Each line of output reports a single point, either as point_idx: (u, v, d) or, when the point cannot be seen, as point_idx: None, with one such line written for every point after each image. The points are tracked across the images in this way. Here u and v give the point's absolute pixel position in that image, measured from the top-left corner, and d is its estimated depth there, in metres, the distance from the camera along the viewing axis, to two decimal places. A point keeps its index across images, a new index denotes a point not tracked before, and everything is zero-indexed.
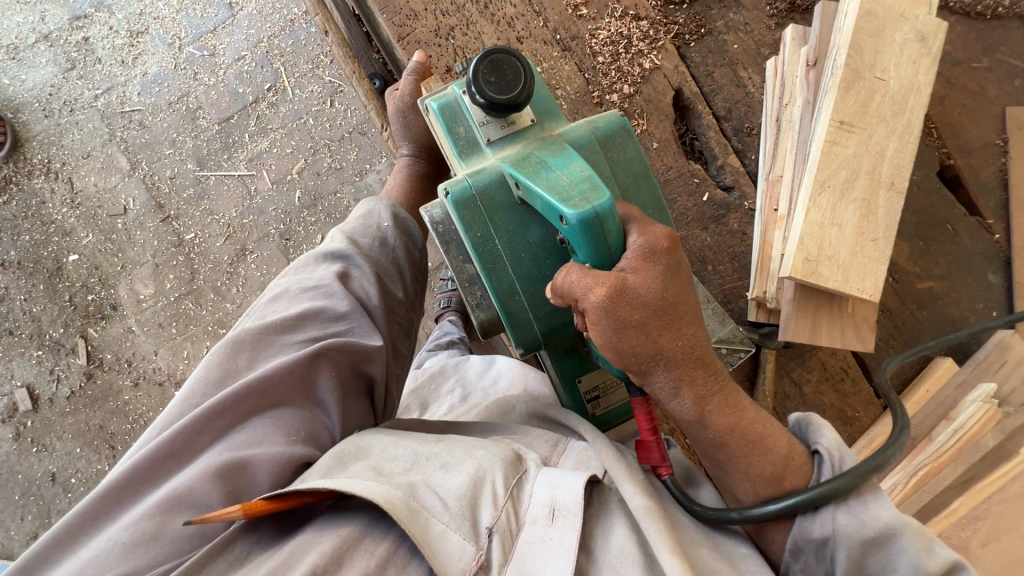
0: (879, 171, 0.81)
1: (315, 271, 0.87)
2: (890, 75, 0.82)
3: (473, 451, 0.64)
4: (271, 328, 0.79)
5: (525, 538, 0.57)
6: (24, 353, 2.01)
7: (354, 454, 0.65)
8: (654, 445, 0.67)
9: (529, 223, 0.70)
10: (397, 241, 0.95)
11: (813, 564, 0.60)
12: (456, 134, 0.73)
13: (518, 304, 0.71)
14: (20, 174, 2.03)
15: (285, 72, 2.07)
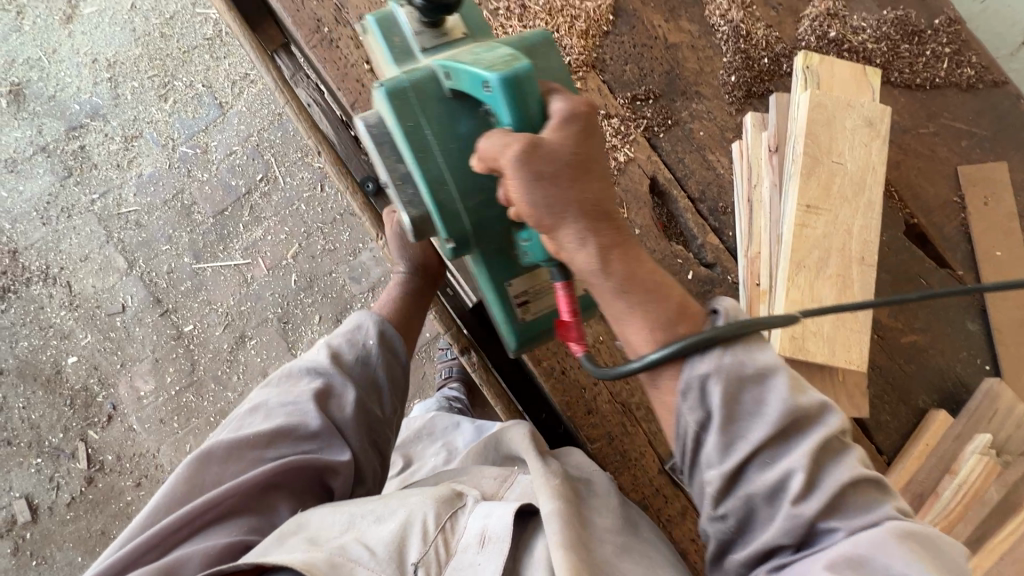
0: (849, 247, 0.86)
1: (296, 385, 0.89)
2: (845, 159, 0.88)
3: (406, 500, 0.69)
4: (241, 442, 0.82)
5: (455, 565, 0.62)
6: (22, 462, 1.98)
7: (298, 529, 0.70)
8: (571, 326, 0.67)
9: (458, 116, 0.69)
10: (381, 363, 0.94)
11: (699, 404, 0.56)
12: (391, 43, 0.74)
13: (448, 195, 0.70)
14: (18, 282, 2.05)
15: (275, 162, 2.15)
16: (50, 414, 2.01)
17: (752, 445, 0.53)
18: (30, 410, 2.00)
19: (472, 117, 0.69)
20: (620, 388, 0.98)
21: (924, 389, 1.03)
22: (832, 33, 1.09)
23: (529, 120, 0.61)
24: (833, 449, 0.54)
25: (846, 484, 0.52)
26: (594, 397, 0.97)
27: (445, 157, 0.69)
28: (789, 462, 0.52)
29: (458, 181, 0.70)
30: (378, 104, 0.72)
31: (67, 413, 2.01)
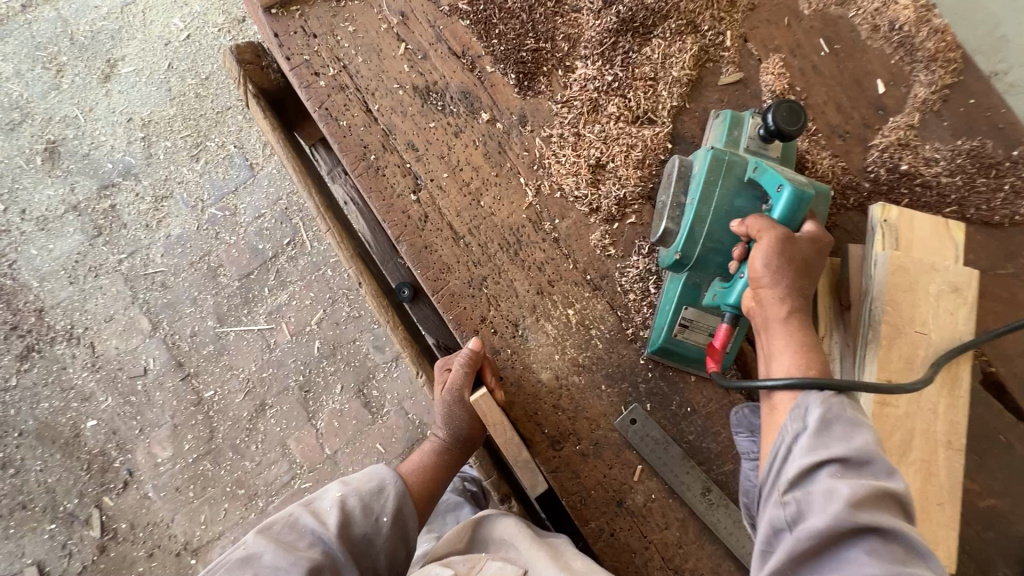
0: (935, 429, 0.79)
1: (296, 548, 0.81)
2: (929, 328, 0.82)
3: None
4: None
5: None
6: (35, 527, 1.94)
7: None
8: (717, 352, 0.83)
9: (745, 197, 0.86)
10: (387, 542, 0.88)
11: (799, 420, 0.68)
12: (731, 133, 0.94)
13: (702, 229, 0.86)
14: (42, 341, 2.04)
15: (304, 226, 2.13)
16: (66, 479, 1.97)
17: (828, 456, 0.61)
18: (46, 473, 1.97)
19: (750, 200, 0.86)
20: (672, 551, 0.91)
21: (1004, 560, 0.95)
22: (904, 165, 1.02)
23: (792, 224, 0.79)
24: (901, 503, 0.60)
25: (896, 532, 0.56)
26: (645, 562, 0.90)
27: (716, 209, 0.85)
28: (850, 487, 0.59)
29: (712, 228, 0.86)
30: (699, 157, 0.91)
31: (84, 477, 1.98)
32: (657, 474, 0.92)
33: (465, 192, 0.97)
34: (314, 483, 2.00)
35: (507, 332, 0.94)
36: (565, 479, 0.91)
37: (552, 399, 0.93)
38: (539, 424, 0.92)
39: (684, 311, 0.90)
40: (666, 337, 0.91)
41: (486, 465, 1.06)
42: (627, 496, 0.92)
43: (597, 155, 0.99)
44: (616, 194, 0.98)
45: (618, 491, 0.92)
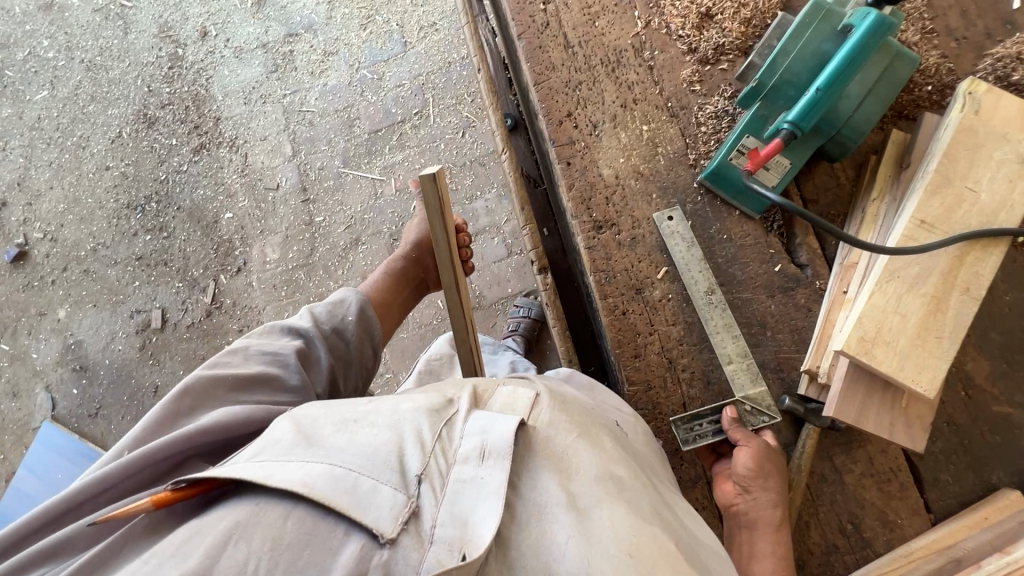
0: (955, 273, 0.84)
1: (276, 339, 0.92)
2: (980, 188, 0.85)
3: (397, 408, 0.65)
4: (225, 376, 0.82)
5: (455, 476, 0.59)
6: (168, 282, 2.42)
7: (284, 423, 0.63)
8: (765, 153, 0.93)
9: (834, 43, 0.92)
10: (358, 323, 1.01)
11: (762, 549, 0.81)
12: None
13: (783, 61, 0.93)
14: (212, 142, 2.51)
15: (432, 102, 2.41)
16: (199, 252, 2.43)
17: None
18: (187, 244, 2.44)
19: (837, 43, 0.91)
20: (673, 346, 1.02)
21: (1003, 466, 0.95)
22: (1015, 77, 1.03)
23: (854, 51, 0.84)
24: None
25: None
26: (646, 344, 1.02)
27: (799, 44, 0.92)
28: None
29: (791, 63, 0.93)
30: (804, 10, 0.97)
31: (211, 255, 2.43)
32: (678, 280, 1.04)
33: (585, 13, 1.14)
34: None
35: (586, 130, 1.10)
36: (598, 257, 1.05)
37: (607, 192, 1.08)
38: (589, 208, 1.07)
39: (746, 139, 0.99)
40: (722, 160, 1.01)
41: (536, 241, 1.19)
42: (647, 288, 1.04)
43: (708, 5, 1.10)
44: (716, 40, 1.09)
45: (640, 282, 1.04)
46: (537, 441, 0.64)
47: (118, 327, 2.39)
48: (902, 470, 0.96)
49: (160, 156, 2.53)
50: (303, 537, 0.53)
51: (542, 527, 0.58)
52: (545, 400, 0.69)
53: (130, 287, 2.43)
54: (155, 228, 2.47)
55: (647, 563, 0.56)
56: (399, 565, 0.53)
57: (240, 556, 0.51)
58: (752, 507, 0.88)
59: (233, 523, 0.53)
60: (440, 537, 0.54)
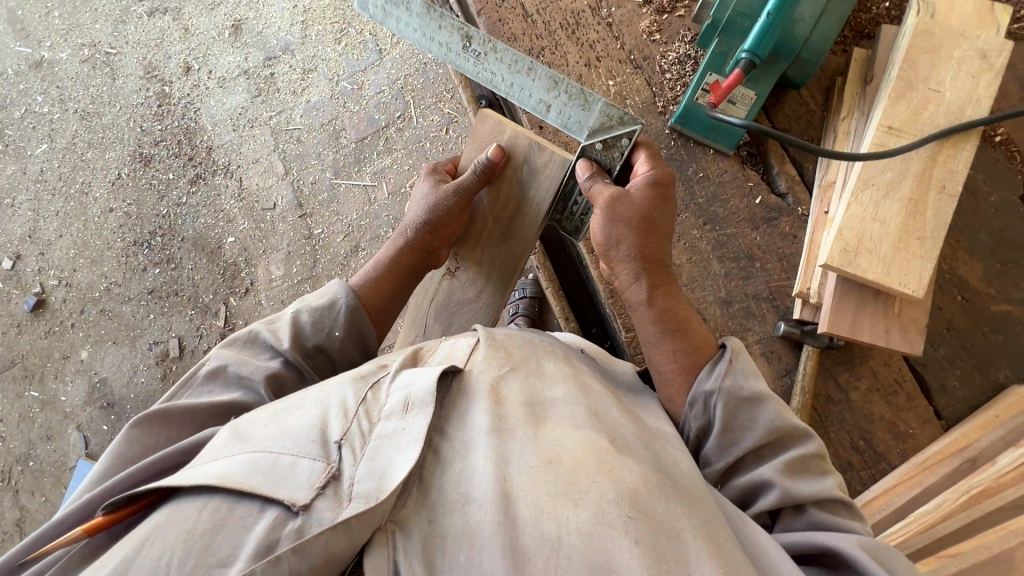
0: (930, 173, 0.84)
1: (255, 359, 0.87)
2: (945, 87, 0.86)
3: (325, 390, 0.71)
4: (200, 408, 0.79)
5: (376, 436, 0.63)
6: (181, 310, 2.49)
7: (223, 432, 0.67)
8: (726, 84, 0.93)
9: None
10: (344, 339, 0.94)
11: (702, 413, 0.73)
12: None
13: None
14: (207, 172, 2.58)
15: (413, 104, 2.46)
16: (207, 278, 2.50)
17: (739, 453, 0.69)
18: (195, 272, 2.51)
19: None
20: None
21: (1008, 364, 0.95)
22: None
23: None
24: (809, 470, 0.66)
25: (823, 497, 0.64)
26: None
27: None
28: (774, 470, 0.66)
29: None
30: None
31: (218, 280, 2.49)
32: None
33: None
34: None
35: None
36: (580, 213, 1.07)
37: None
38: None
39: (710, 77, 1.00)
40: (689, 101, 1.02)
41: None
42: None
43: None
44: None
45: None
46: (470, 380, 0.71)
47: (139, 361, 2.47)
48: (907, 380, 0.96)
49: (159, 192, 2.60)
50: (215, 525, 0.54)
51: (468, 460, 0.61)
52: (481, 343, 0.78)
53: (145, 320, 2.50)
54: (163, 261, 2.54)
55: (567, 465, 0.59)
56: (312, 526, 0.54)
57: (155, 554, 0.52)
58: (628, 285, 0.87)
59: (152, 528, 0.55)
60: (358, 492, 0.56)
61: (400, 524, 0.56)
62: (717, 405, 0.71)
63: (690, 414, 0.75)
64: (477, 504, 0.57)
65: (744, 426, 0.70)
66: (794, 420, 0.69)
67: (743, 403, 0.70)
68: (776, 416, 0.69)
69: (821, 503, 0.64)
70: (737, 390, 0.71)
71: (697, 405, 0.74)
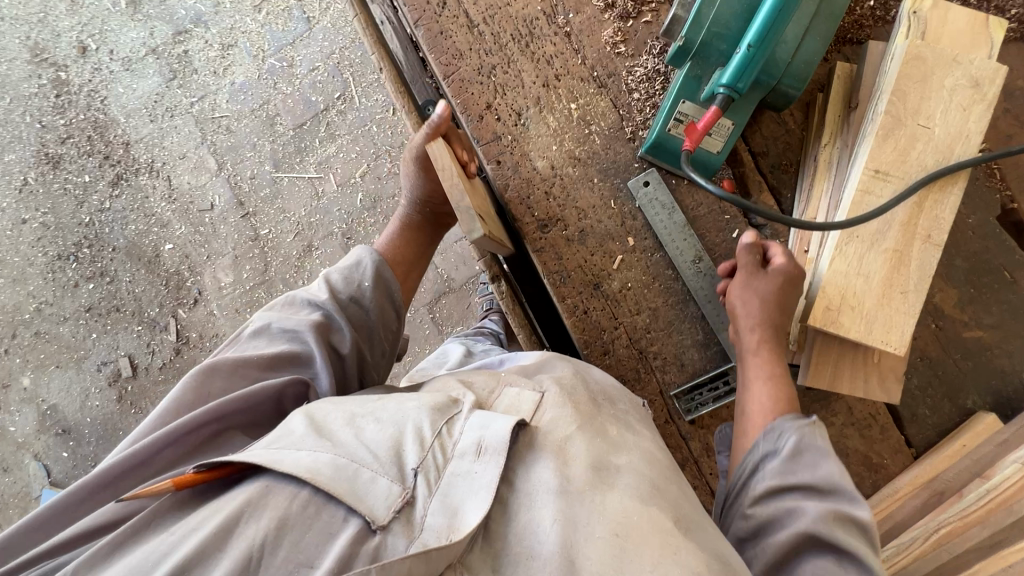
0: (915, 221, 0.79)
1: (296, 313, 0.88)
2: (935, 123, 0.79)
3: (403, 405, 0.65)
4: (246, 359, 0.80)
5: (450, 470, 0.59)
6: (127, 327, 2.30)
7: (299, 416, 0.64)
8: (700, 130, 0.84)
9: None
10: (376, 288, 0.93)
11: (771, 443, 0.70)
12: None
13: (712, 9, 0.83)
14: (129, 171, 2.31)
15: (353, 82, 2.22)
16: (149, 290, 2.30)
17: (794, 484, 0.64)
18: (135, 285, 2.30)
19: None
20: (641, 335, 0.98)
21: (976, 389, 0.96)
22: None
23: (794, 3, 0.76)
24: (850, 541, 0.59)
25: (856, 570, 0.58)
26: (613, 340, 0.98)
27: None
28: (816, 511, 0.61)
29: (720, 11, 0.83)
30: None
31: (163, 291, 2.29)
32: (636, 266, 0.98)
33: None
34: None
35: (511, 120, 0.99)
36: (548, 259, 0.99)
37: (545, 186, 0.99)
38: (530, 207, 0.99)
39: (682, 105, 0.90)
40: (660, 131, 0.92)
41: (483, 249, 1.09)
42: (605, 281, 0.99)
43: None
44: None
45: (596, 275, 0.99)
46: (539, 435, 0.65)
47: (89, 383, 2.31)
48: (881, 412, 0.97)
49: (75, 197, 2.33)
50: (304, 521, 0.52)
51: (533, 513, 0.58)
52: (549, 400, 0.70)
53: (88, 340, 2.32)
54: (96, 275, 2.32)
55: (633, 541, 0.55)
56: (387, 552, 0.52)
57: (252, 534, 0.51)
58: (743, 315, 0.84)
59: (244, 501, 0.54)
60: (430, 525, 0.53)
61: (468, 567, 0.54)
62: (788, 440, 0.69)
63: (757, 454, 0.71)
64: (540, 561, 0.54)
65: (807, 465, 0.66)
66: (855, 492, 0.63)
67: (815, 452, 0.66)
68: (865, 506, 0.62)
69: None
70: (814, 440, 0.68)
71: (771, 434, 0.71)
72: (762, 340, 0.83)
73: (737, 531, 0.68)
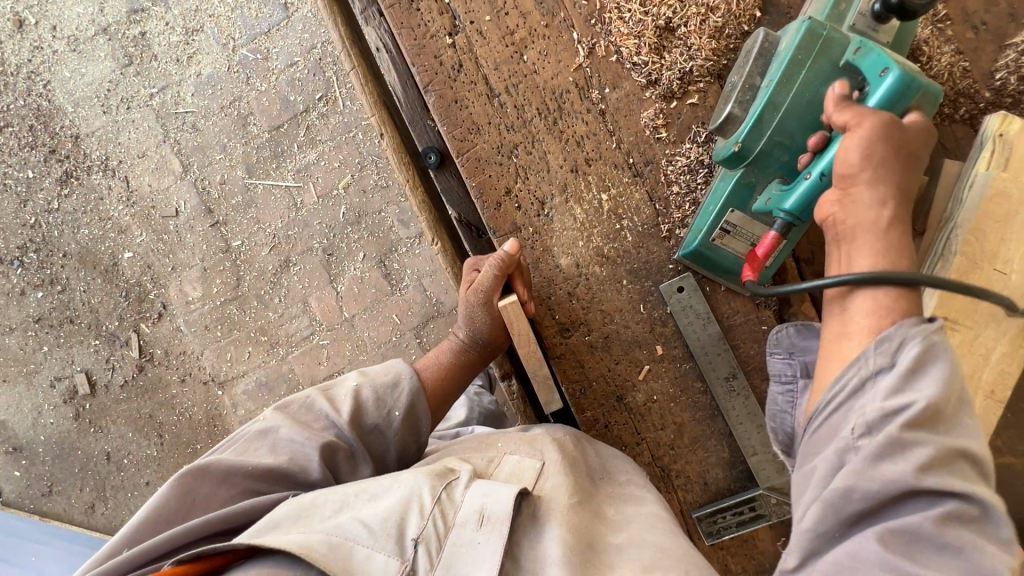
0: (978, 375, 0.72)
1: (312, 427, 0.77)
2: (1012, 268, 0.71)
3: (398, 476, 0.66)
4: (240, 470, 0.71)
5: (452, 541, 0.60)
6: (83, 341, 2.11)
7: (286, 504, 0.65)
8: (760, 258, 0.75)
9: (832, 87, 0.71)
10: (402, 420, 0.81)
11: (885, 355, 0.61)
12: (835, 4, 0.75)
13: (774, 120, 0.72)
14: (79, 168, 2.06)
15: (337, 82, 1.99)
16: (107, 302, 2.09)
17: (909, 403, 0.55)
18: (90, 295, 2.09)
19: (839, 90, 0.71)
20: (664, 452, 0.91)
21: None
22: None
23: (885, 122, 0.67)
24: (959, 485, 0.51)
25: (956, 510, 0.50)
26: (634, 456, 0.91)
27: (798, 93, 0.71)
28: (926, 448, 0.53)
29: (785, 119, 0.72)
30: (789, 28, 0.73)
31: (122, 303, 2.09)
32: (663, 377, 0.90)
33: (507, 43, 0.85)
34: (332, 342, 2.04)
35: (532, 209, 0.87)
36: (568, 367, 0.89)
37: (568, 286, 0.88)
38: (551, 309, 0.89)
39: (729, 215, 0.80)
40: (702, 241, 0.82)
41: None
42: (628, 393, 0.90)
43: (667, 15, 0.83)
44: (681, 65, 0.84)
45: (619, 387, 0.90)
46: (542, 504, 0.66)
47: (42, 400, 2.13)
48: None
49: (20, 195, 2.09)
50: None
51: None
52: (551, 468, 0.71)
53: (39, 354, 2.13)
54: (46, 283, 2.10)
55: None
56: None
57: None
58: (847, 209, 0.68)
59: None
60: None
61: None
62: (908, 352, 0.59)
63: (868, 391, 0.60)
64: None
65: (930, 381, 0.56)
66: (970, 442, 0.54)
67: (942, 368, 0.57)
68: (981, 447, 0.55)
69: (941, 532, 0.50)
70: (941, 353, 0.58)
71: (884, 344, 0.62)
72: (871, 241, 0.67)
73: (845, 480, 0.55)
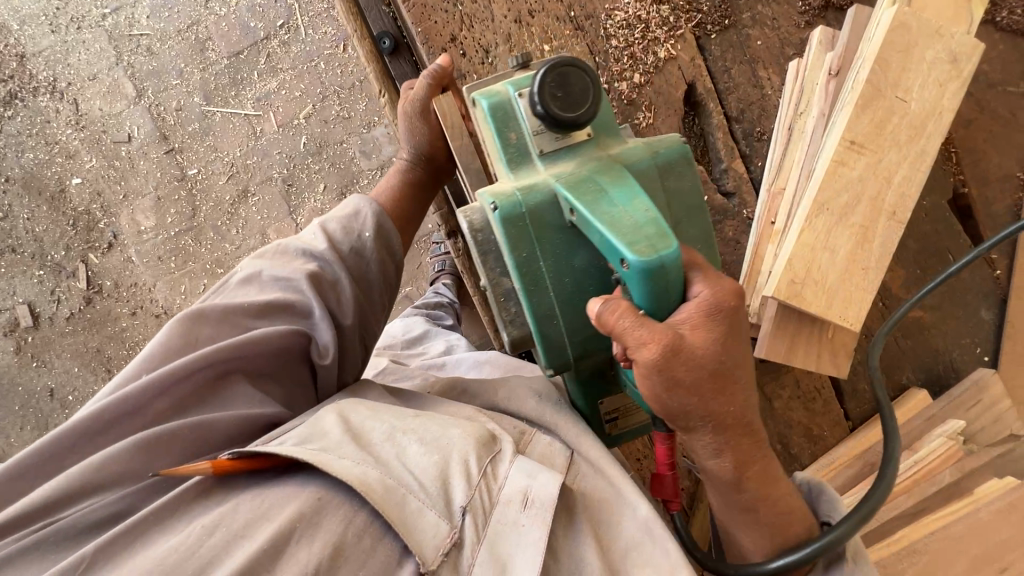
0: (883, 197, 0.78)
1: (290, 263, 0.77)
2: (911, 97, 0.78)
3: (445, 429, 0.60)
4: (236, 309, 0.70)
5: (497, 519, 0.55)
6: (25, 271, 1.91)
7: (331, 416, 0.61)
8: (667, 480, 0.65)
9: (576, 246, 0.60)
10: (376, 241, 0.81)
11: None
12: (506, 139, 0.62)
13: (555, 327, 0.62)
14: (24, 89, 1.93)
15: (300, 10, 1.97)
16: (53, 230, 1.92)
17: None
18: (34, 223, 1.92)
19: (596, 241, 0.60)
20: None
21: (912, 367, 0.98)
22: None
23: (658, 316, 0.53)
24: None
25: None
26: None
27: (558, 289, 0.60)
28: None
29: (568, 321, 0.62)
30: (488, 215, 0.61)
31: (69, 232, 1.92)
32: None
33: None
34: None
35: (477, 57, 0.89)
36: None
37: None
38: None
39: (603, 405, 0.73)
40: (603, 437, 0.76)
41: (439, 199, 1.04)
42: None
43: None
44: None
45: None
46: (580, 495, 0.62)
47: None
48: (824, 387, 0.99)
49: None
50: (341, 553, 0.50)
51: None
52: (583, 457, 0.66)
53: None
54: None
55: None
56: None
57: (299, 556, 0.49)
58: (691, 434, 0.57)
59: (296, 513, 0.51)
60: None
61: None
62: None
63: None
64: None
65: None
66: None
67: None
68: None
69: None
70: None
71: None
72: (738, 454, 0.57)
73: None
